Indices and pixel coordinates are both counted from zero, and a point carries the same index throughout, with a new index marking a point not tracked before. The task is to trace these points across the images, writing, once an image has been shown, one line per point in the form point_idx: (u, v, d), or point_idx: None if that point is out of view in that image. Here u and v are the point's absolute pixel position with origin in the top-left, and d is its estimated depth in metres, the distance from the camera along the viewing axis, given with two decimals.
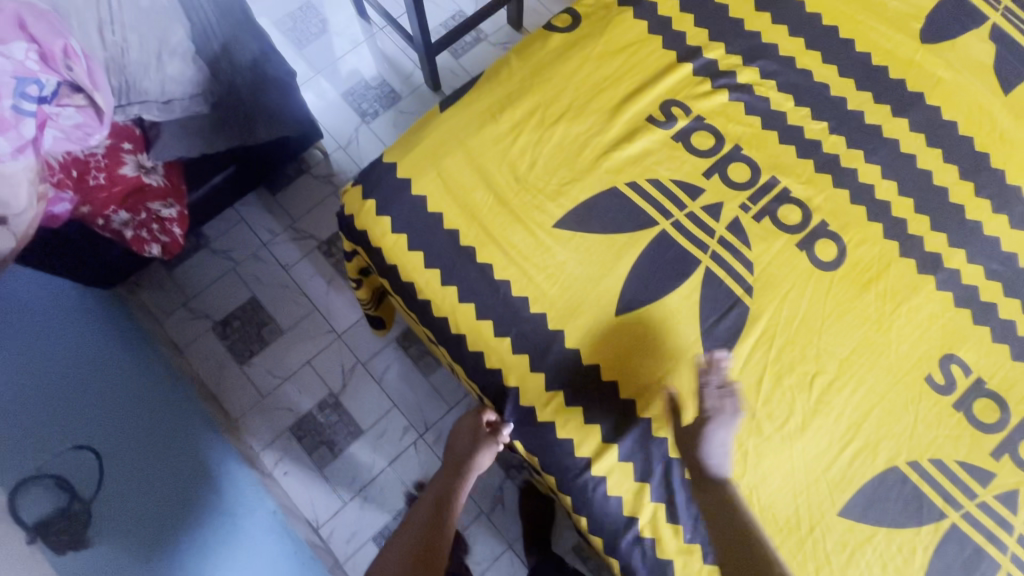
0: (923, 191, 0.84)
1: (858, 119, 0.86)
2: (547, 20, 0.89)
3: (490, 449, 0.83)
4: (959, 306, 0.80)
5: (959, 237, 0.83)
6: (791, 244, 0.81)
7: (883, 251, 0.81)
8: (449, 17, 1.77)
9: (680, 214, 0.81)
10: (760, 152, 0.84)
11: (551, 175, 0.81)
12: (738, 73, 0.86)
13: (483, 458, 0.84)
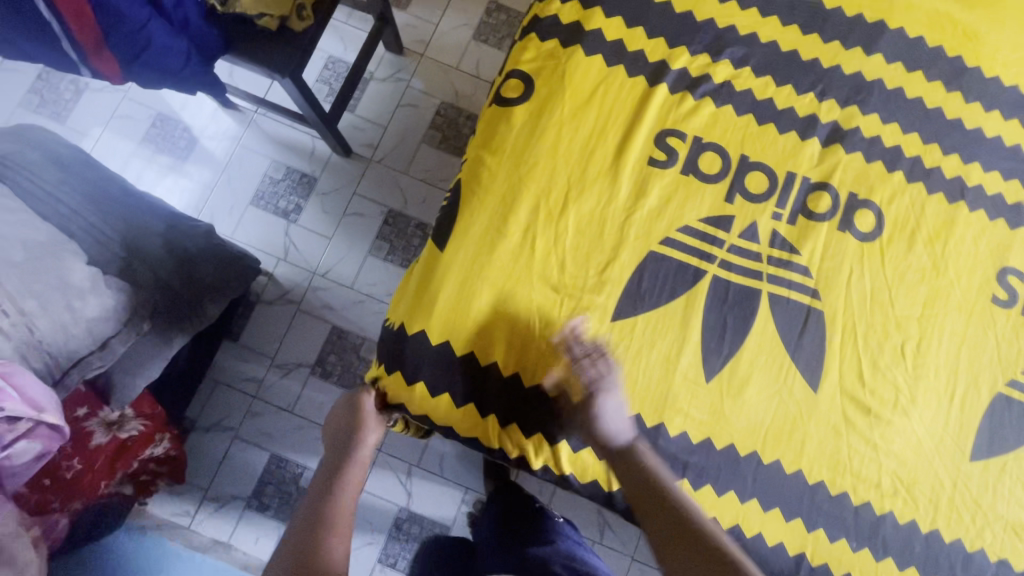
0: (922, 119, 0.83)
1: (839, 72, 0.82)
2: (495, 95, 0.78)
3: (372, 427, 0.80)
4: (994, 219, 0.81)
5: (969, 150, 0.83)
6: (833, 230, 0.79)
7: (912, 197, 0.81)
8: (323, 67, 1.54)
9: (722, 251, 0.77)
10: (767, 148, 0.79)
11: (585, 266, 0.74)
12: (713, 74, 0.80)
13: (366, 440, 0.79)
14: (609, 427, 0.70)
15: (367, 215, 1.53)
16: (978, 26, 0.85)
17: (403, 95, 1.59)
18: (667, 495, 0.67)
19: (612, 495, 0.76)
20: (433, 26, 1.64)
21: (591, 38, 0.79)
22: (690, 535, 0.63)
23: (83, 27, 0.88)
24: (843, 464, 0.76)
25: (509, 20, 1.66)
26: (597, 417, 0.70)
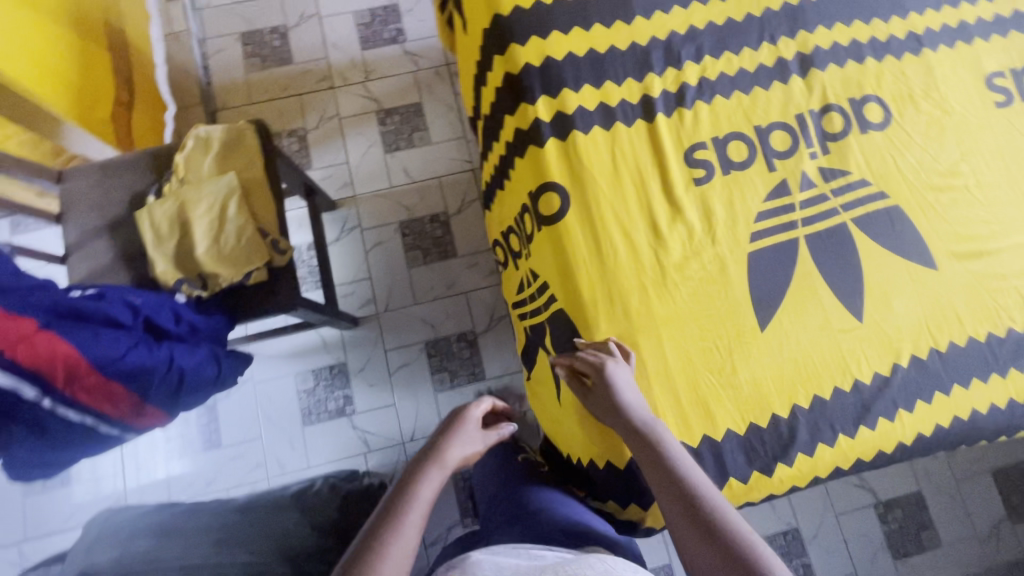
0: (852, 6, 0.91)
1: (771, 12, 0.89)
2: (537, 217, 0.80)
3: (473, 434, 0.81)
4: (954, 47, 0.91)
5: (899, 7, 0.92)
6: (859, 136, 0.85)
7: (890, 71, 0.89)
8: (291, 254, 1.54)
9: (797, 213, 0.82)
10: (767, 109, 0.85)
11: (713, 302, 0.78)
12: (687, 80, 0.85)
13: (467, 445, 0.80)
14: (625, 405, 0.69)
15: (411, 361, 1.51)
16: None
17: (366, 241, 1.59)
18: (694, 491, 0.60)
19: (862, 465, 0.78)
20: (349, 165, 1.65)
21: (580, 117, 0.82)
22: (705, 520, 0.57)
23: (119, 404, 0.81)
24: (996, 307, 0.83)
25: (406, 118, 1.69)
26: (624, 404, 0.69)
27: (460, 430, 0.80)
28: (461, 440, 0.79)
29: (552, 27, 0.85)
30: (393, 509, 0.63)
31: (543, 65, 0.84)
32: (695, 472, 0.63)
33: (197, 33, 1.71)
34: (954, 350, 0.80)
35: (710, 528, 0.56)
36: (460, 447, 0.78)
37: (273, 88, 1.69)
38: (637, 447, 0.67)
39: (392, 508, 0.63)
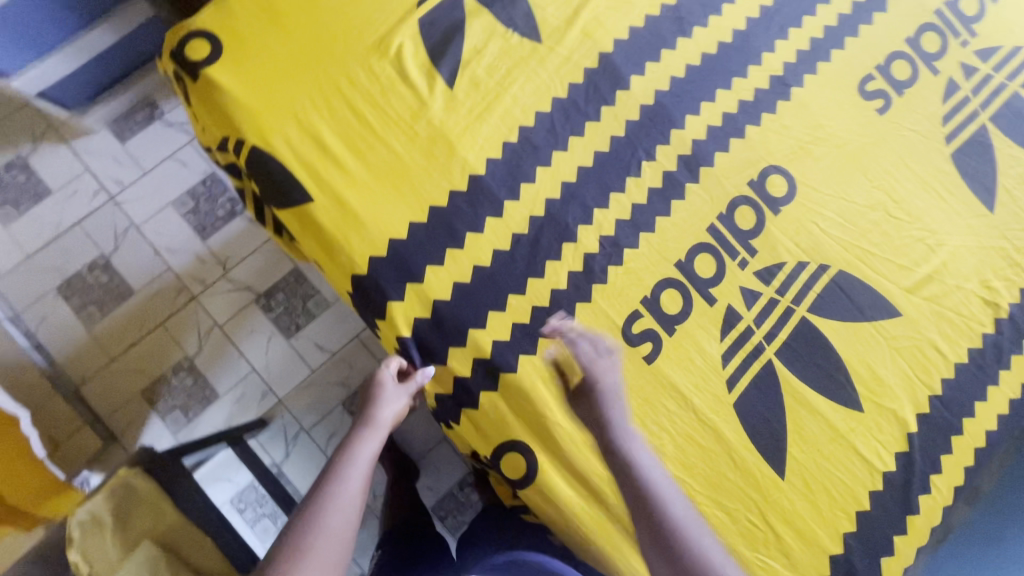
0: (707, 74, 0.82)
1: (632, 125, 0.79)
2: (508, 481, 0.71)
3: (395, 389, 0.74)
4: (817, 70, 0.84)
5: (750, 52, 0.84)
6: (775, 219, 0.79)
7: (772, 130, 0.81)
8: (237, 493, 1.35)
9: (756, 335, 0.75)
10: (678, 237, 0.77)
11: (725, 478, 0.71)
12: (587, 249, 0.75)
13: (392, 406, 0.73)
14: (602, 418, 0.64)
15: None
16: None
17: (317, 440, 1.42)
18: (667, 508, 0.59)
19: (926, 546, 0.75)
20: (258, 373, 1.44)
21: (501, 352, 0.71)
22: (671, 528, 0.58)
23: None
24: (965, 322, 0.80)
25: (291, 291, 1.48)
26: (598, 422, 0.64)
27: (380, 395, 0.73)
28: (385, 402, 0.73)
29: (421, 263, 0.72)
30: (314, 499, 0.64)
31: (435, 312, 0.72)
32: (648, 458, 0.63)
33: (3, 312, 1.40)
34: (950, 389, 0.78)
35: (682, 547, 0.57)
36: (386, 411, 0.73)
37: (128, 331, 1.43)
38: (618, 466, 0.62)
39: (315, 499, 0.64)
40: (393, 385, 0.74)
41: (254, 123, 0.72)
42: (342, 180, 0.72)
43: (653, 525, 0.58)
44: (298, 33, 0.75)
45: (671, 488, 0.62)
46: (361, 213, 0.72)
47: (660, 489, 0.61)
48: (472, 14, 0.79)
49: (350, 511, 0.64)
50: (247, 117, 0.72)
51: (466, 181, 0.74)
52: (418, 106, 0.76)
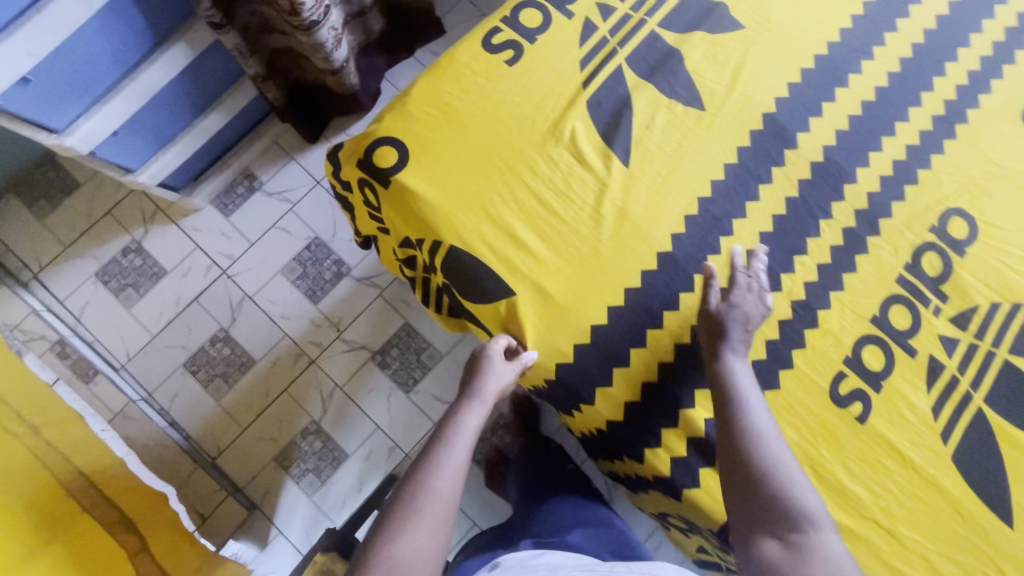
0: (870, 123, 0.81)
1: (806, 182, 0.79)
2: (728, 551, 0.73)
3: (502, 367, 0.71)
4: (980, 103, 0.83)
5: (909, 94, 0.83)
6: (961, 263, 0.78)
7: (944, 171, 0.81)
8: None
9: (961, 383, 0.75)
10: (869, 291, 0.77)
11: (956, 533, 0.71)
12: (782, 314, 0.75)
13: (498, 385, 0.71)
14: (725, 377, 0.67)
15: None
16: (797, 27, 0.84)
17: None
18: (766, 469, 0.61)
19: None
20: (383, 430, 1.47)
21: None
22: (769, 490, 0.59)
23: None
24: None
25: (404, 346, 1.51)
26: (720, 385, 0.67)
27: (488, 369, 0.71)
28: (491, 374, 0.71)
29: (625, 346, 0.73)
30: (424, 462, 0.64)
31: (644, 394, 0.73)
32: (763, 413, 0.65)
33: (138, 394, 1.46)
34: None
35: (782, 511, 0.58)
36: (492, 382, 0.71)
37: (255, 401, 1.47)
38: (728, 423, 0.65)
39: (419, 469, 0.64)
40: (500, 367, 0.72)
41: (451, 225, 0.74)
42: (541, 271, 0.74)
43: (758, 484, 0.60)
44: (478, 129, 0.77)
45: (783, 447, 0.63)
46: (564, 303, 0.74)
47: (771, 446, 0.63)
48: (635, 91, 0.80)
49: (452, 484, 0.63)
50: (443, 220, 0.74)
51: (656, 259, 0.75)
52: (600, 189, 0.77)
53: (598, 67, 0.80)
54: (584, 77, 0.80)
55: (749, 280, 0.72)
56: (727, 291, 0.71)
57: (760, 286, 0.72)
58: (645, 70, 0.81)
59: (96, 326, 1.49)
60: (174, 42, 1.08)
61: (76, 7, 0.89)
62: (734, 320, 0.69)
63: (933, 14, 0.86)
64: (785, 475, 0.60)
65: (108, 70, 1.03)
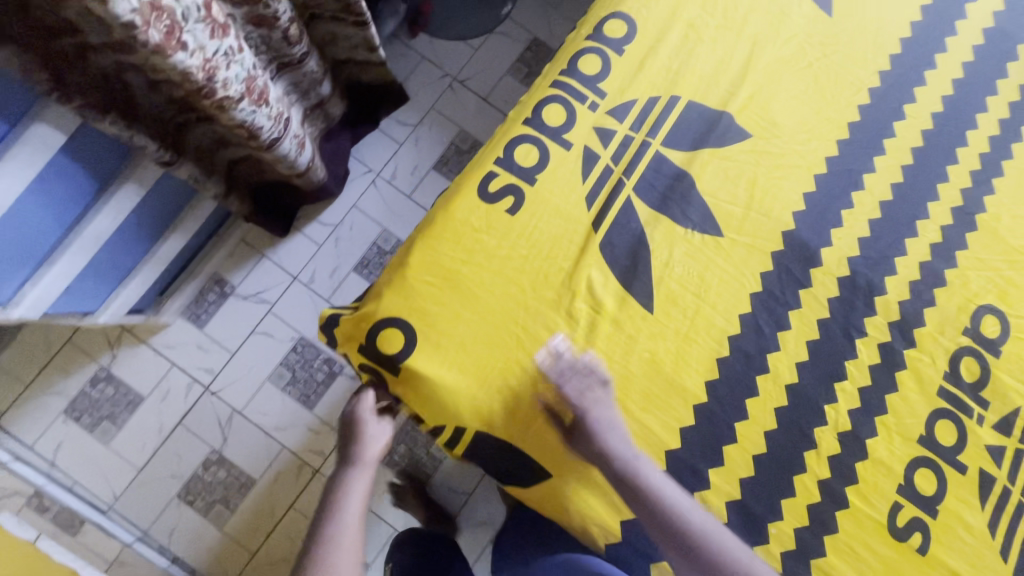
0: (892, 225, 0.78)
1: (834, 300, 0.75)
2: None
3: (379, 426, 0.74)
4: (996, 187, 0.80)
5: (925, 187, 0.79)
6: (1000, 364, 0.76)
7: (971, 268, 0.78)
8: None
9: (1012, 494, 0.73)
10: (912, 410, 0.73)
11: None
12: (830, 448, 0.72)
13: (371, 443, 0.73)
14: (605, 446, 0.66)
15: None
16: (803, 129, 0.79)
17: None
18: (673, 507, 0.64)
19: None
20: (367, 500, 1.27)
21: None
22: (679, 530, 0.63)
23: None
24: None
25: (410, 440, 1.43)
26: (601, 456, 0.66)
27: (365, 431, 0.73)
28: (370, 434, 0.74)
29: None
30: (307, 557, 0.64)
31: None
32: (651, 469, 0.66)
33: (133, 535, 1.35)
34: None
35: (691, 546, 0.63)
36: (372, 442, 0.73)
37: (261, 521, 1.39)
38: (625, 490, 0.65)
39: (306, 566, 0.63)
40: (369, 420, 0.74)
41: (470, 406, 0.68)
42: (577, 446, 0.68)
43: (669, 533, 0.63)
44: (489, 295, 0.70)
45: (674, 486, 0.66)
46: (604, 476, 0.68)
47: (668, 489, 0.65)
48: (648, 227, 0.74)
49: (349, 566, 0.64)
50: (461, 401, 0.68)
51: (693, 413, 0.71)
52: (626, 342, 0.71)
53: (605, 203, 0.74)
54: (592, 217, 0.74)
55: (580, 380, 0.67)
56: (590, 409, 0.66)
57: (583, 375, 0.68)
58: (656, 200, 0.75)
59: (74, 468, 1.37)
60: (121, 183, 0.96)
61: (7, 191, 0.77)
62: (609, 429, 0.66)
63: (938, 95, 0.82)
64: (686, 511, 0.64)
65: (48, 232, 0.91)
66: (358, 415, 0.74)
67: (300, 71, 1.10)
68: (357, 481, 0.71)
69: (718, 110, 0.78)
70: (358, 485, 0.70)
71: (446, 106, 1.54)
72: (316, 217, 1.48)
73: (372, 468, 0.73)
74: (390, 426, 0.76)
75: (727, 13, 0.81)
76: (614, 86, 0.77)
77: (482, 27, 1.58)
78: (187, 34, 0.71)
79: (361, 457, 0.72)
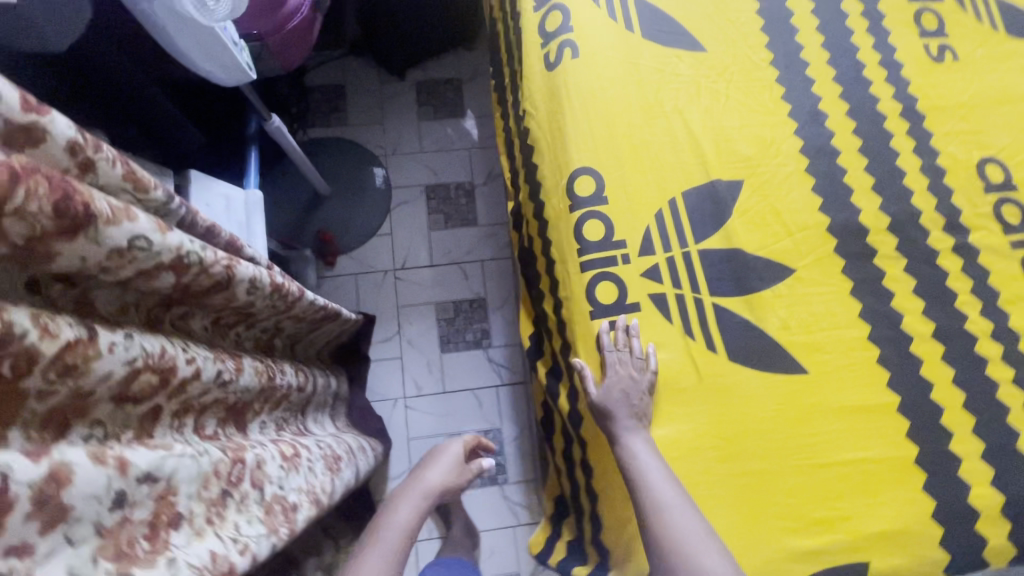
0: (879, 160, 0.88)
1: (898, 246, 0.84)
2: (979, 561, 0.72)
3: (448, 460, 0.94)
4: (908, 78, 0.93)
5: (871, 116, 0.91)
6: (1022, 193, 0.88)
7: (946, 147, 0.90)
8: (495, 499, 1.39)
9: None
10: (1011, 276, 0.84)
11: None
12: (996, 351, 0.80)
13: (441, 470, 0.91)
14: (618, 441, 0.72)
15: None
16: (770, 145, 0.88)
17: None
18: (643, 498, 0.67)
19: None
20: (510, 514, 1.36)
21: None
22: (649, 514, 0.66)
23: None
24: None
25: None
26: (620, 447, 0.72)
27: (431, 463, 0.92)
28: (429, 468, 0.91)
29: (964, 500, 0.73)
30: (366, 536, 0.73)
31: (1011, 515, 0.74)
32: (648, 460, 0.69)
33: None
34: None
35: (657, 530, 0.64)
36: (432, 475, 0.89)
37: None
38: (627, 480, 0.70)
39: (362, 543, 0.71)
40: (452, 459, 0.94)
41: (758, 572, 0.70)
42: (867, 518, 0.72)
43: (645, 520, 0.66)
44: (701, 480, 0.72)
45: (665, 487, 0.67)
46: (899, 524, 0.72)
47: (652, 480, 0.67)
48: (747, 311, 0.79)
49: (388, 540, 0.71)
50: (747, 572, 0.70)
51: (903, 416, 0.76)
52: (817, 407, 0.76)
53: (703, 324, 0.78)
54: (706, 342, 0.78)
55: (629, 363, 0.75)
56: (606, 378, 0.75)
57: (631, 355, 0.76)
58: (733, 287, 0.80)
59: None
60: None
61: None
62: (609, 403, 0.73)
63: (819, 45, 0.94)
64: (661, 514, 0.65)
65: None
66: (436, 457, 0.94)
67: (317, 394, 1.05)
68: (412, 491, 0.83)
69: (707, 183, 0.85)
70: (406, 496, 0.82)
71: (408, 296, 1.54)
72: (387, 478, 1.40)
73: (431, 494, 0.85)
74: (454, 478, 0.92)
75: (644, 108, 0.89)
76: (626, 230, 0.82)
77: (379, 214, 1.59)
78: (291, 494, 0.66)
79: (417, 482, 0.86)
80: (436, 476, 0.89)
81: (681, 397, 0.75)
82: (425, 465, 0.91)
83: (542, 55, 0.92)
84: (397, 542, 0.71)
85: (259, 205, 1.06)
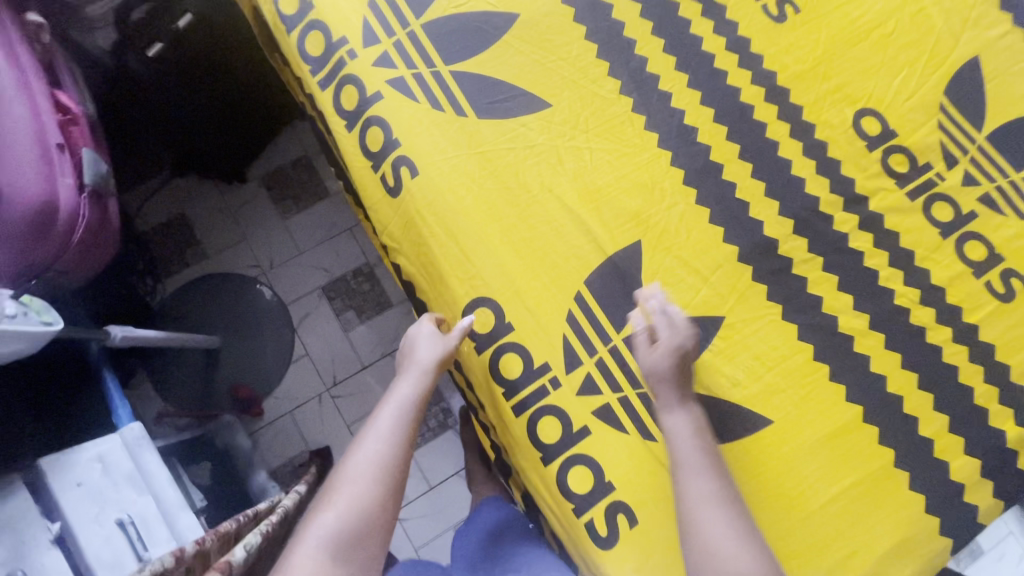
0: (762, 159, 0.82)
1: (808, 246, 0.80)
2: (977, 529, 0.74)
3: (439, 339, 0.74)
4: (760, 53, 0.85)
5: (739, 113, 0.83)
6: (902, 136, 0.85)
7: (819, 116, 0.84)
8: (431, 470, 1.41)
9: (1002, 179, 0.84)
10: (918, 230, 0.82)
11: None
12: (928, 316, 0.79)
13: (433, 350, 0.74)
14: (675, 398, 0.70)
15: None
16: (651, 190, 0.80)
17: None
18: (683, 495, 0.65)
19: None
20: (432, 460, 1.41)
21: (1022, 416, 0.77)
22: (689, 513, 0.64)
23: None
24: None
25: None
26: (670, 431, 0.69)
27: (420, 337, 0.75)
28: (417, 343, 0.75)
29: (947, 478, 0.75)
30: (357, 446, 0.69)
31: (989, 472, 0.76)
32: (694, 459, 0.66)
33: None
34: None
35: (694, 529, 0.63)
36: (422, 352, 0.74)
37: None
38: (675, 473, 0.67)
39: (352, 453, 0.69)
40: (439, 333, 0.75)
41: None
42: (871, 542, 0.72)
43: (687, 524, 0.64)
44: None
45: (708, 490, 0.65)
46: (900, 532, 0.72)
47: (695, 479, 0.65)
48: (694, 384, 0.75)
49: (367, 464, 0.66)
50: None
51: (870, 423, 0.75)
52: (790, 452, 0.74)
53: (656, 418, 0.73)
54: None
55: (670, 332, 0.71)
56: (658, 340, 0.72)
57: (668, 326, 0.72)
58: None
59: None
60: None
61: None
62: (656, 381, 0.70)
63: (660, 54, 0.84)
64: (699, 514, 0.63)
65: None
66: (418, 338, 0.75)
67: None
68: (406, 381, 0.73)
69: (604, 260, 0.77)
70: (402, 387, 0.72)
71: (353, 412, 1.43)
72: None
73: (423, 385, 0.73)
74: (452, 345, 0.74)
75: (511, 200, 0.78)
76: (542, 350, 0.74)
77: (286, 338, 1.45)
78: None
79: (410, 362, 0.74)
80: (429, 355, 0.73)
81: (662, 505, 0.71)
82: (412, 344, 0.75)
83: (379, 180, 0.79)
84: (391, 439, 0.68)
85: (144, 439, 0.88)
